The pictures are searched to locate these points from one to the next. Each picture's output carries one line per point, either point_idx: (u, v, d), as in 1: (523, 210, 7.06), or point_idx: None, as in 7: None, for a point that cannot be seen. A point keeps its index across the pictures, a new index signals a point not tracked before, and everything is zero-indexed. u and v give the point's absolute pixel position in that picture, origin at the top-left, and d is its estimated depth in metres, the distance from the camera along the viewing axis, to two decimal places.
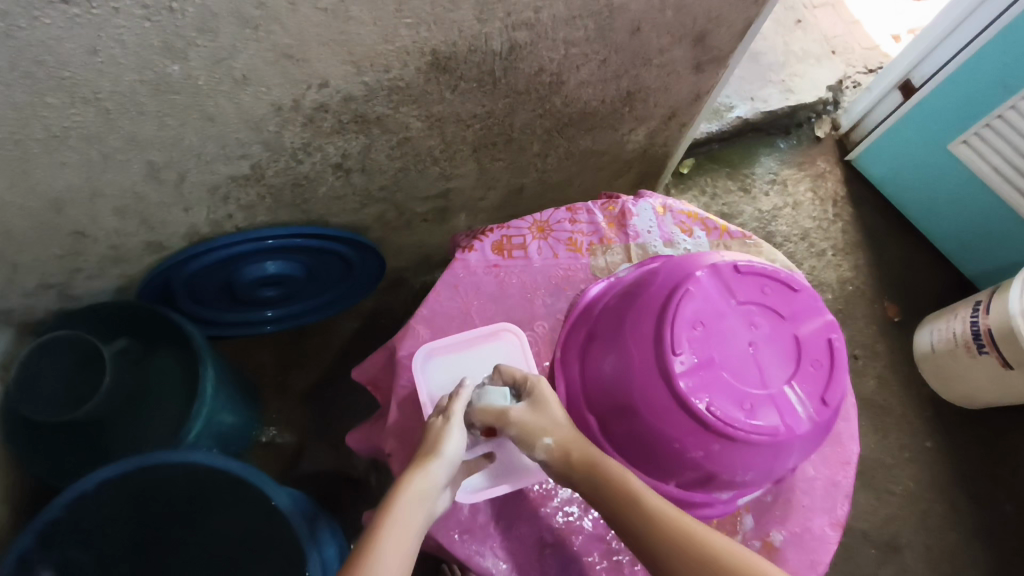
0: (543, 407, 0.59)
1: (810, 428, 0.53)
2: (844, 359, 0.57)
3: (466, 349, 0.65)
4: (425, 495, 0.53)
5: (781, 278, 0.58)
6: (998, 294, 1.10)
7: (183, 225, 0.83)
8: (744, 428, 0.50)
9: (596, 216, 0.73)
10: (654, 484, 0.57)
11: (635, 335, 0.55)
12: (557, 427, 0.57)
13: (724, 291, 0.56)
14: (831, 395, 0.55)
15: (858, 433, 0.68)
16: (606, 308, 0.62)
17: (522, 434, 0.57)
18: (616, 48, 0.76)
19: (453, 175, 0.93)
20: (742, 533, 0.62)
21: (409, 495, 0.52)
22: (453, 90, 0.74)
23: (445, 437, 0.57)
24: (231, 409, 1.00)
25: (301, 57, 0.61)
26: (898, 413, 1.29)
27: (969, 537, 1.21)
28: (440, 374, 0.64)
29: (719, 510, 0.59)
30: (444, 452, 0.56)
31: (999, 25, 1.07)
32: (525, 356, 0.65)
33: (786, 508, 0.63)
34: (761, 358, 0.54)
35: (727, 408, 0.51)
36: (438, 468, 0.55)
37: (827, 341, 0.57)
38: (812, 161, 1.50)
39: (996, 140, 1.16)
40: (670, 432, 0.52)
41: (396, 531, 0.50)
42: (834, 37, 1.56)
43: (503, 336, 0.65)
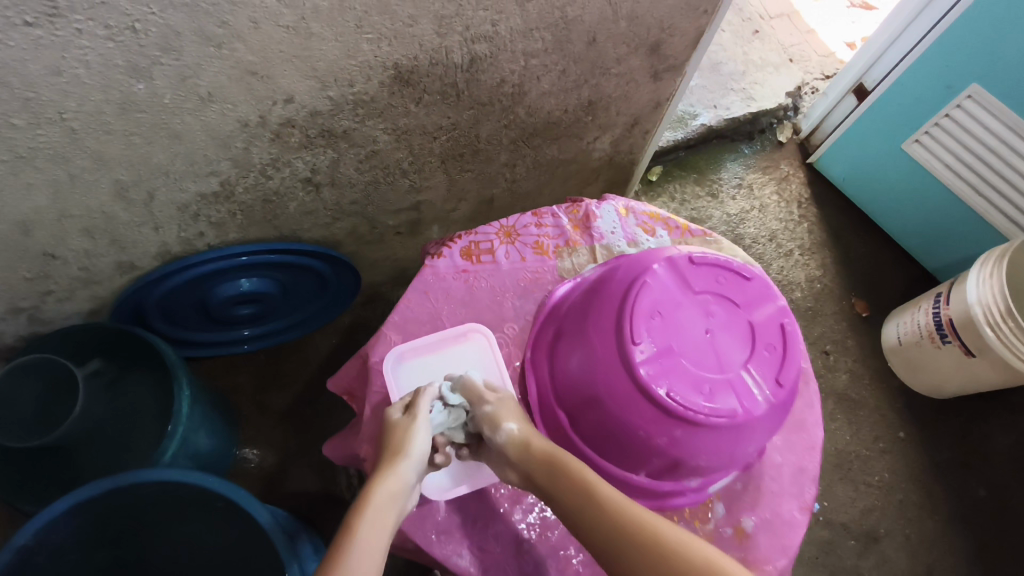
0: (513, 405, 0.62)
1: (768, 410, 0.55)
2: (797, 342, 0.59)
3: (434, 352, 0.66)
4: (396, 496, 0.54)
5: (734, 267, 0.61)
6: (957, 286, 1.14)
7: (154, 244, 0.84)
8: (703, 414, 0.52)
9: (561, 220, 0.75)
10: (622, 475, 0.59)
11: (598, 328, 0.57)
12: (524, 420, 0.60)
13: (680, 282, 0.58)
14: (785, 377, 0.57)
15: (822, 420, 0.70)
16: (572, 307, 0.65)
17: (496, 412, 0.60)
18: (575, 59, 0.79)
19: (423, 187, 0.95)
20: (714, 520, 0.63)
21: (377, 499, 0.52)
22: (417, 103, 0.76)
23: (411, 437, 0.57)
24: (208, 429, 0.99)
25: (265, 74, 0.63)
26: (870, 405, 1.32)
27: (946, 524, 1.24)
28: (410, 378, 0.65)
29: (689, 498, 0.61)
30: (410, 457, 0.56)
31: (939, 30, 1.13)
32: (493, 356, 0.66)
33: (755, 494, 0.65)
34: (718, 344, 0.56)
35: (686, 394, 0.53)
36: (409, 466, 0.56)
37: (779, 325, 0.59)
38: (775, 164, 1.54)
39: (945, 139, 1.21)
40: (633, 420, 0.54)
41: (369, 531, 0.50)
42: (791, 46, 1.62)
43: (471, 337, 0.67)
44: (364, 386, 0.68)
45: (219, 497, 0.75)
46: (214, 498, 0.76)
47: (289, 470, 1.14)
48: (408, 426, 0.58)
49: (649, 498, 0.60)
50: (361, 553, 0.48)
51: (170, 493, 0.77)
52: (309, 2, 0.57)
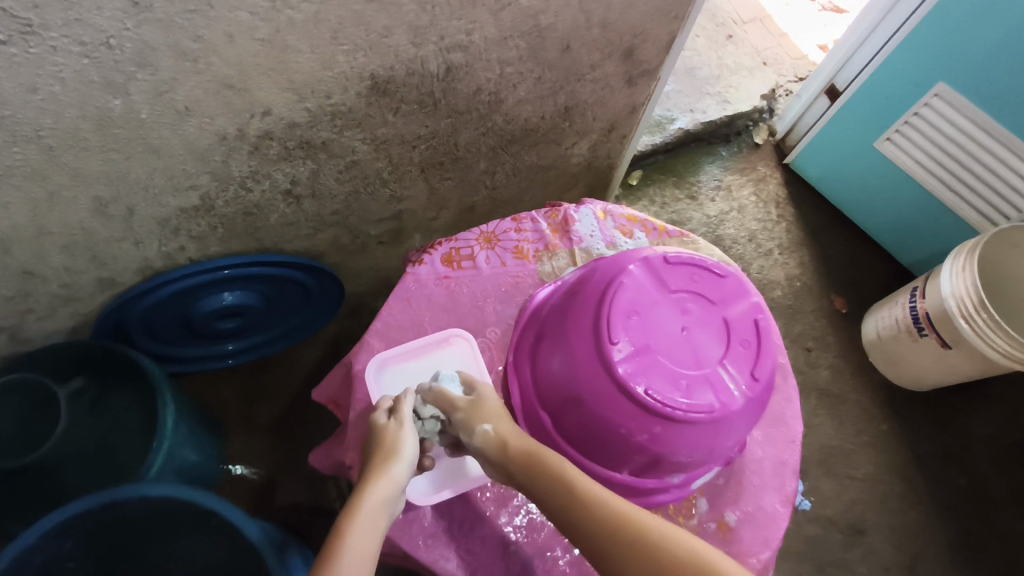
0: (488, 402, 0.61)
1: (745, 404, 0.56)
2: (771, 336, 0.61)
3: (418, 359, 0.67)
4: (385, 503, 0.54)
5: (708, 265, 0.62)
6: (932, 280, 1.17)
7: (135, 259, 0.84)
8: (680, 411, 0.53)
9: (540, 225, 0.76)
10: (606, 474, 0.60)
11: (576, 328, 0.58)
12: (499, 418, 0.60)
13: (656, 281, 0.60)
14: (760, 370, 0.58)
15: (801, 413, 0.71)
16: (552, 308, 0.65)
17: (469, 416, 0.60)
18: (550, 66, 0.80)
19: (404, 196, 0.96)
20: (697, 515, 0.64)
21: (368, 505, 0.53)
22: (395, 113, 0.77)
23: (401, 442, 0.57)
24: (193, 444, 0.99)
25: (242, 87, 0.64)
26: (852, 400, 1.34)
27: (930, 515, 1.25)
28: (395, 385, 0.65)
29: (673, 495, 0.62)
30: (400, 461, 0.56)
31: (906, 30, 1.16)
32: (475, 361, 0.67)
33: (738, 489, 0.66)
34: (695, 342, 0.58)
35: (663, 391, 0.54)
36: (396, 472, 0.56)
37: (753, 321, 0.60)
38: (752, 166, 1.57)
39: (915, 136, 1.24)
40: (614, 420, 0.55)
41: (355, 541, 0.49)
42: (764, 49, 1.65)
43: (455, 343, 0.67)
44: (348, 395, 0.68)
45: (205, 511, 0.75)
46: (200, 512, 0.76)
47: (276, 484, 1.14)
48: (396, 430, 0.58)
49: (634, 495, 0.61)
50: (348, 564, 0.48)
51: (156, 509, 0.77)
52: (284, 15, 0.58)
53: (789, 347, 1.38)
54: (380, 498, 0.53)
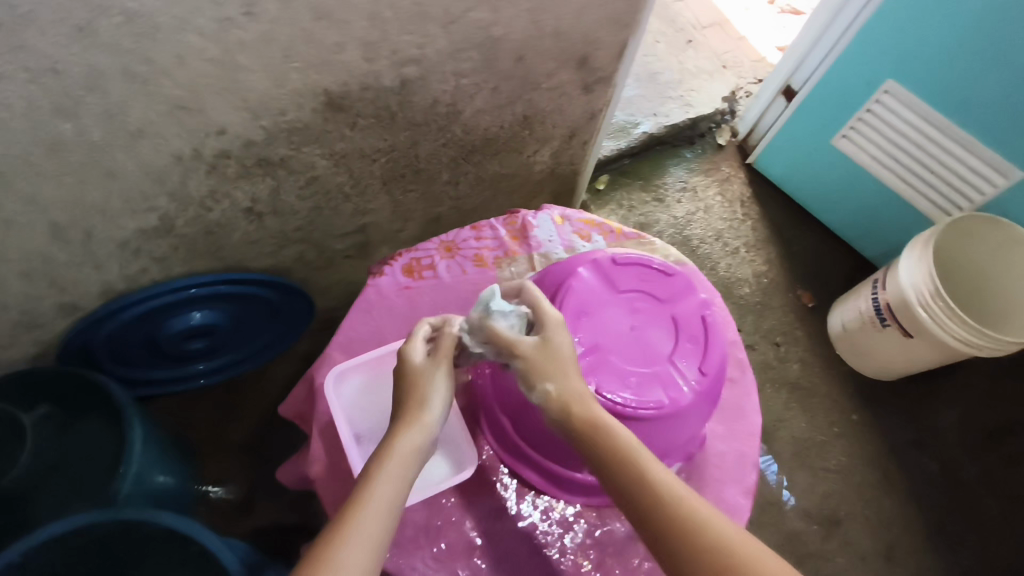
0: (558, 351, 0.59)
1: (694, 398, 0.62)
2: (719, 329, 0.66)
3: (377, 368, 0.67)
4: (416, 453, 0.55)
5: (657, 266, 0.68)
6: (891, 271, 1.20)
7: (97, 283, 0.83)
8: (629, 411, 0.60)
9: (499, 232, 0.78)
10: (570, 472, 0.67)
11: None
12: (564, 376, 0.58)
13: (606, 283, 0.66)
14: (708, 365, 0.64)
15: (760, 406, 0.73)
16: None
17: (531, 368, 0.58)
18: (505, 76, 0.81)
19: (368, 209, 0.97)
20: None
21: (399, 451, 0.55)
22: (352, 128, 0.77)
23: (432, 388, 0.59)
24: (165, 467, 0.97)
25: (196, 107, 0.64)
26: (822, 393, 1.36)
27: (904, 502, 1.27)
28: (353, 395, 0.67)
29: None
30: (431, 408, 0.58)
31: (854, 31, 1.20)
32: None
33: (699, 485, 0.68)
34: (644, 338, 0.64)
35: (613, 390, 0.60)
36: (428, 419, 0.57)
37: (700, 317, 0.66)
38: (717, 166, 1.60)
39: (870, 132, 1.27)
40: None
41: (383, 492, 0.52)
42: (724, 53, 1.69)
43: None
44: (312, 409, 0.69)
45: (172, 532, 0.75)
46: (172, 536, 0.75)
47: (252, 504, 1.13)
48: (430, 373, 0.59)
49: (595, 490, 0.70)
50: (374, 514, 0.50)
51: (125, 533, 0.77)
52: (232, 35, 0.58)
53: (759, 343, 1.40)
54: (411, 448, 0.55)
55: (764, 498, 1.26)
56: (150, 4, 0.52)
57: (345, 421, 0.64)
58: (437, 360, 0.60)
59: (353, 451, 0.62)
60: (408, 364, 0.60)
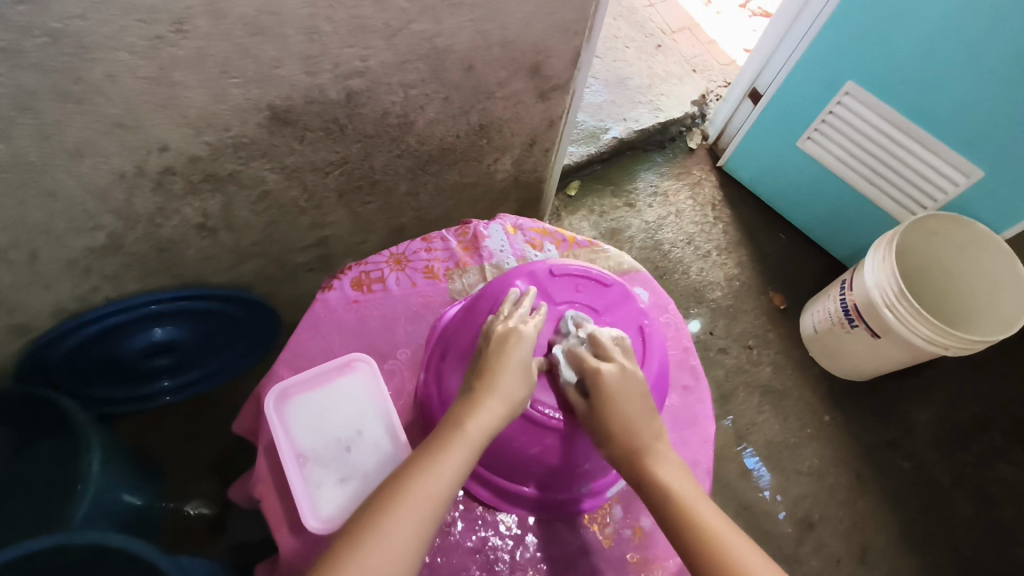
0: (608, 411, 0.63)
1: None
2: (655, 335, 0.75)
3: (318, 385, 0.68)
4: (491, 430, 0.59)
5: (594, 277, 0.76)
6: (857, 272, 1.20)
7: (48, 302, 0.82)
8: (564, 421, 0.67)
9: (450, 243, 0.83)
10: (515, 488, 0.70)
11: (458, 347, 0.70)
12: (610, 438, 0.63)
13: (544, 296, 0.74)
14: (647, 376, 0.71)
15: (713, 413, 0.77)
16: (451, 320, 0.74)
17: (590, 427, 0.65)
18: (456, 85, 0.81)
19: (327, 222, 0.97)
20: (614, 522, 0.73)
21: (476, 415, 0.58)
22: (301, 141, 0.77)
23: (507, 362, 0.62)
24: (126, 485, 0.96)
25: (133, 124, 0.63)
26: (794, 395, 1.36)
27: (877, 502, 1.27)
28: (295, 410, 0.66)
29: (586, 503, 0.72)
30: (505, 375, 0.62)
31: (813, 34, 1.21)
32: (374, 385, 0.69)
33: None
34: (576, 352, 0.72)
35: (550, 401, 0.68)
36: (505, 386, 0.61)
37: (637, 326, 0.75)
38: (688, 170, 1.60)
39: (833, 134, 1.28)
40: (511, 433, 0.67)
41: (461, 455, 0.56)
42: (694, 57, 1.70)
43: (355, 366, 0.70)
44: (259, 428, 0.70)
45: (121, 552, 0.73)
46: (120, 558, 0.74)
47: (224, 521, 1.11)
48: (510, 347, 0.63)
49: (550, 508, 0.71)
50: (451, 472, 0.54)
51: (74, 557, 0.75)
52: (164, 53, 0.57)
53: (731, 346, 1.40)
54: (479, 428, 0.58)
55: (739, 502, 1.26)
56: (75, 24, 0.52)
57: (285, 440, 0.64)
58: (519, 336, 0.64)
59: (293, 470, 0.63)
60: (512, 342, 0.64)
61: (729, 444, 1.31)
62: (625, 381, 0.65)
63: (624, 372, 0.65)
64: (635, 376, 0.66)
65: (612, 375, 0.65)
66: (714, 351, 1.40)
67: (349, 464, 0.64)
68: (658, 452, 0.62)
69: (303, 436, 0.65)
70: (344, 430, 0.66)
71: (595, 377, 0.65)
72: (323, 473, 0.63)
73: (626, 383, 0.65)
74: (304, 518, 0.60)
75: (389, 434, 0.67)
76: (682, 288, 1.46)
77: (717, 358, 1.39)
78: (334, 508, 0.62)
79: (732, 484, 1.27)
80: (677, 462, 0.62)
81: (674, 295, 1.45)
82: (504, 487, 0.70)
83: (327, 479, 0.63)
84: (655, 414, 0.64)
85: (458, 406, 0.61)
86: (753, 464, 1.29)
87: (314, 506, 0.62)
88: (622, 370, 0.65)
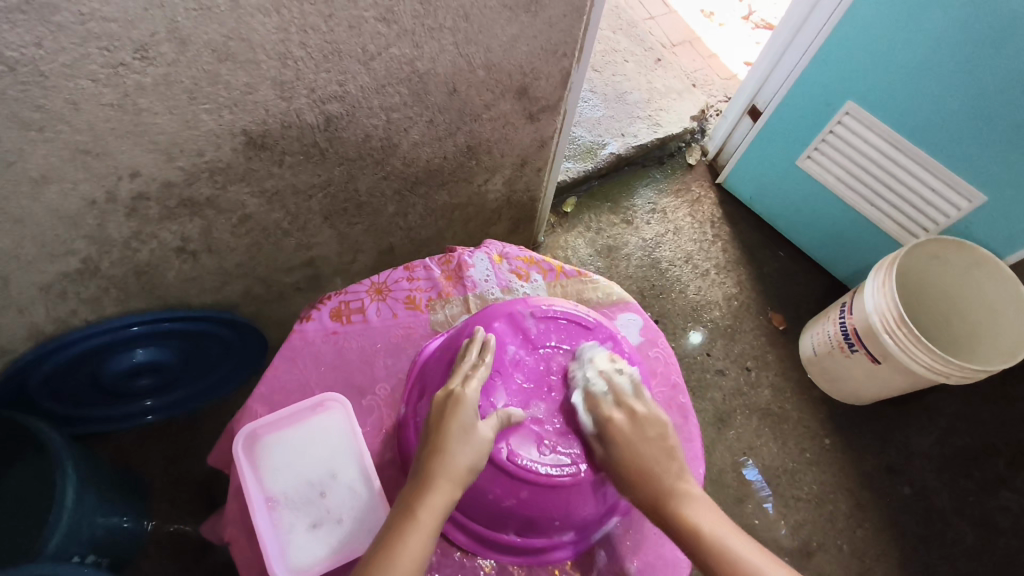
0: (626, 457, 0.67)
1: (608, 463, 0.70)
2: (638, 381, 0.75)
3: (292, 424, 0.71)
4: (443, 513, 0.60)
5: (576, 320, 0.78)
6: (857, 296, 1.17)
7: (23, 327, 0.80)
8: (541, 475, 0.67)
9: (432, 272, 0.87)
10: (498, 536, 0.70)
11: (428, 390, 0.72)
12: (633, 485, 0.67)
13: (525, 339, 0.75)
14: None
15: (700, 453, 0.80)
16: (430, 359, 0.76)
17: (611, 470, 0.68)
18: (439, 108, 0.79)
19: (313, 243, 0.95)
20: (597, 568, 0.73)
21: (426, 504, 0.59)
22: (280, 165, 0.75)
23: (452, 437, 0.62)
24: (103, 510, 0.92)
25: (101, 151, 0.61)
26: (794, 418, 1.33)
27: (877, 531, 1.24)
28: (265, 452, 0.69)
29: (568, 551, 0.72)
30: (450, 455, 0.62)
31: (812, 52, 1.19)
32: (348, 423, 0.72)
33: (637, 539, 0.75)
34: (558, 399, 0.73)
35: (528, 454, 0.67)
36: (451, 467, 0.61)
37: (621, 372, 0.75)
38: (687, 187, 1.58)
39: (833, 153, 1.26)
40: (487, 485, 0.67)
41: (416, 546, 0.57)
42: (694, 71, 1.68)
43: (329, 404, 0.73)
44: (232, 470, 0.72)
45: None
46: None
47: (209, 546, 1.07)
48: (455, 419, 0.63)
49: (531, 555, 0.71)
50: (407, 565, 0.55)
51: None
52: (129, 80, 0.56)
53: (730, 368, 1.37)
54: (429, 518, 0.59)
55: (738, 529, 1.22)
56: (32, 52, 0.50)
57: (255, 484, 0.67)
58: (465, 396, 0.65)
59: (265, 516, 0.66)
60: (454, 416, 0.63)
61: (727, 468, 1.27)
62: (637, 430, 0.69)
63: (632, 417, 0.70)
64: (644, 419, 0.70)
65: (624, 421, 0.69)
66: (712, 373, 1.36)
67: (319, 508, 0.67)
68: (682, 492, 0.66)
69: (274, 480, 0.68)
70: (316, 473, 0.69)
71: (609, 426, 0.69)
72: (294, 517, 0.67)
73: (639, 432, 0.69)
74: (272, 566, 0.64)
75: (362, 475, 0.70)
76: (680, 308, 1.43)
77: (714, 380, 1.36)
78: (303, 554, 0.65)
79: (729, 510, 1.23)
80: (701, 499, 0.66)
81: (671, 315, 1.42)
82: (485, 535, 0.70)
83: (297, 525, 0.66)
84: (672, 454, 0.68)
85: (408, 491, 0.62)
86: (755, 477, 1.27)
87: (283, 551, 0.65)
88: (632, 420, 0.69)
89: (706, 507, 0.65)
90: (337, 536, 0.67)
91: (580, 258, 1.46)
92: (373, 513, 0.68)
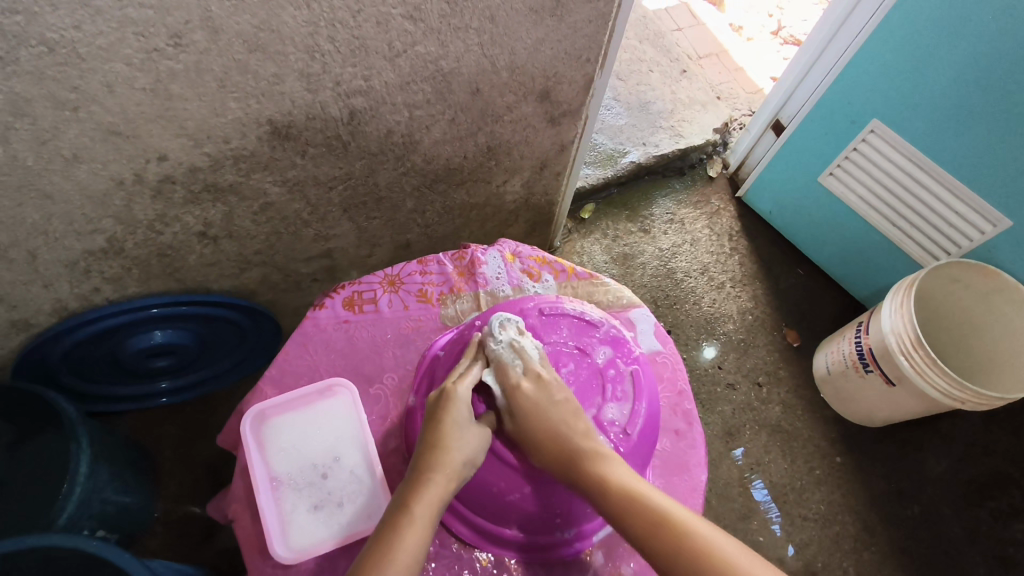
0: (534, 429, 0.66)
1: None
2: (645, 380, 0.76)
3: (302, 408, 0.73)
4: (438, 509, 0.60)
5: (586, 318, 0.79)
6: (875, 316, 1.16)
7: (48, 301, 0.82)
8: None
9: (446, 267, 0.88)
10: (499, 530, 0.70)
11: (435, 380, 0.74)
12: (537, 451, 0.66)
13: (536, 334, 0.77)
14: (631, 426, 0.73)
15: (704, 461, 0.80)
16: (438, 351, 0.78)
17: (524, 443, 0.67)
18: (461, 108, 0.80)
19: (331, 235, 0.96)
20: (595, 568, 0.72)
21: (422, 501, 0.60)
22: (302, 156, 0.77)
23: (451, 433, 0.63)
24: (115, 486, 0.94)
25: (130, 134, 0.63)
26: (804, 437, 1.32)
27: (882, 556, 1.22)
28: (274, 433, 0.72)
29: (568, 550, 0.71)
30: (450, 454, 0.63)
31: (838, 68, 1.18)
32: (354, 410, 0.74)
33: None
34: None
35: None
36: (446, 463, 0.62)
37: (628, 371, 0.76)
38: (706, 199, 1.58)
39: (856, 170, 1.25)
40: (491, 476, 0.69)
41: (413, 542, 0.57)
42: (719, 84, 1.68)
43: (337, 390, 0.74)
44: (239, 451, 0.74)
45: (86, 561, 0.68)
46: (83, 561, 0.68)
47: (214, 526, 1.08)
48: (450, 419, 0.64)
49: (531, 553, 0.71)
50: (406, 560, 0.55)
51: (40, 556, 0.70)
52: (162, 65, 0.57)
53: (741, 383, 1.36)
54: (425, 514, 0.59)
55: None
56: (71, 34, 0.52)
57: (262, 466, 0.69)
58: (457, 395, 0.66)
59: (267, 496, 0.68)
60: (447, 412, 0.65)
61: (733, 483, 1.26)
62: (542, 395, 0.68)
63: (541, 386, 0.69)
64: (551, 384, 0.70)
65: (537, 392, 0.69)
66: (723, 387, 1.36)
67: (322, 491, 0.69)
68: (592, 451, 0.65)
69: (280, 462, 0.70)
70: (321, 457, 0.71)
71: (517, 393, 0.68)
72: (296, 499, 0.68)
73: (545, 397, 0.68)
74: (274, 545, 0.66)
75: (364, 462, 0.71)
76: (692, 319, 1.43)
77: (724, 394, 1.35)
78: (303, 535, 0.67)
79: (734, 525, 1.22)
80: (611, 457, 0.66)
81: (683, 326, 1.42)
82: (487, 528, 0.71)
83: (300, 506, 0.68)
84: (580, 415, 0.68)
85: (403, 488, 0.62)
86: (762, 496, 1.25)
87: (284, 530, 0.67)
88: (539, 385, 0.69)
89: (615, 462, 0.65)
90: (336, 519, 0.68)
91: (595, 264, 1.46)
92: (374, 499, 0.69)
